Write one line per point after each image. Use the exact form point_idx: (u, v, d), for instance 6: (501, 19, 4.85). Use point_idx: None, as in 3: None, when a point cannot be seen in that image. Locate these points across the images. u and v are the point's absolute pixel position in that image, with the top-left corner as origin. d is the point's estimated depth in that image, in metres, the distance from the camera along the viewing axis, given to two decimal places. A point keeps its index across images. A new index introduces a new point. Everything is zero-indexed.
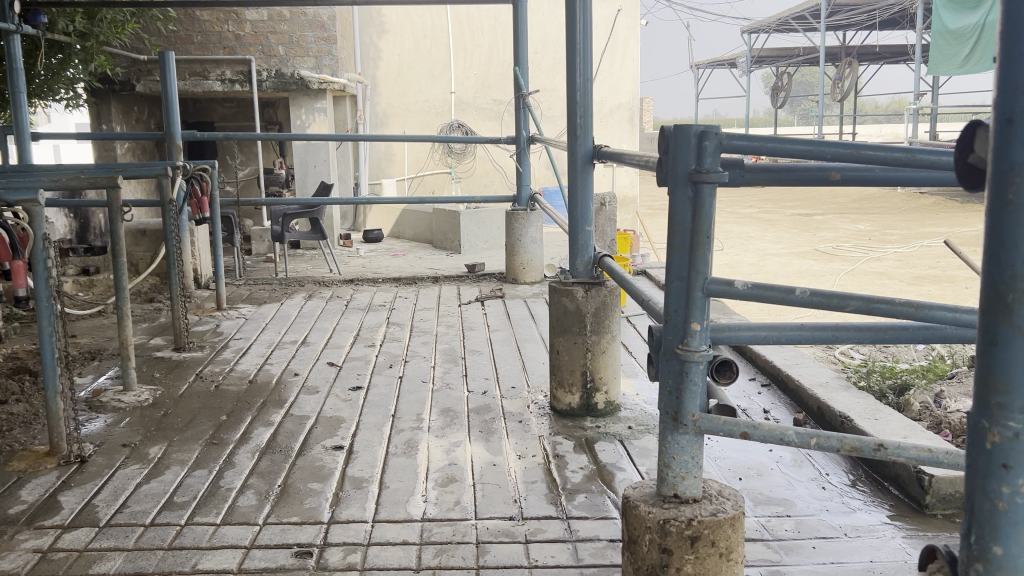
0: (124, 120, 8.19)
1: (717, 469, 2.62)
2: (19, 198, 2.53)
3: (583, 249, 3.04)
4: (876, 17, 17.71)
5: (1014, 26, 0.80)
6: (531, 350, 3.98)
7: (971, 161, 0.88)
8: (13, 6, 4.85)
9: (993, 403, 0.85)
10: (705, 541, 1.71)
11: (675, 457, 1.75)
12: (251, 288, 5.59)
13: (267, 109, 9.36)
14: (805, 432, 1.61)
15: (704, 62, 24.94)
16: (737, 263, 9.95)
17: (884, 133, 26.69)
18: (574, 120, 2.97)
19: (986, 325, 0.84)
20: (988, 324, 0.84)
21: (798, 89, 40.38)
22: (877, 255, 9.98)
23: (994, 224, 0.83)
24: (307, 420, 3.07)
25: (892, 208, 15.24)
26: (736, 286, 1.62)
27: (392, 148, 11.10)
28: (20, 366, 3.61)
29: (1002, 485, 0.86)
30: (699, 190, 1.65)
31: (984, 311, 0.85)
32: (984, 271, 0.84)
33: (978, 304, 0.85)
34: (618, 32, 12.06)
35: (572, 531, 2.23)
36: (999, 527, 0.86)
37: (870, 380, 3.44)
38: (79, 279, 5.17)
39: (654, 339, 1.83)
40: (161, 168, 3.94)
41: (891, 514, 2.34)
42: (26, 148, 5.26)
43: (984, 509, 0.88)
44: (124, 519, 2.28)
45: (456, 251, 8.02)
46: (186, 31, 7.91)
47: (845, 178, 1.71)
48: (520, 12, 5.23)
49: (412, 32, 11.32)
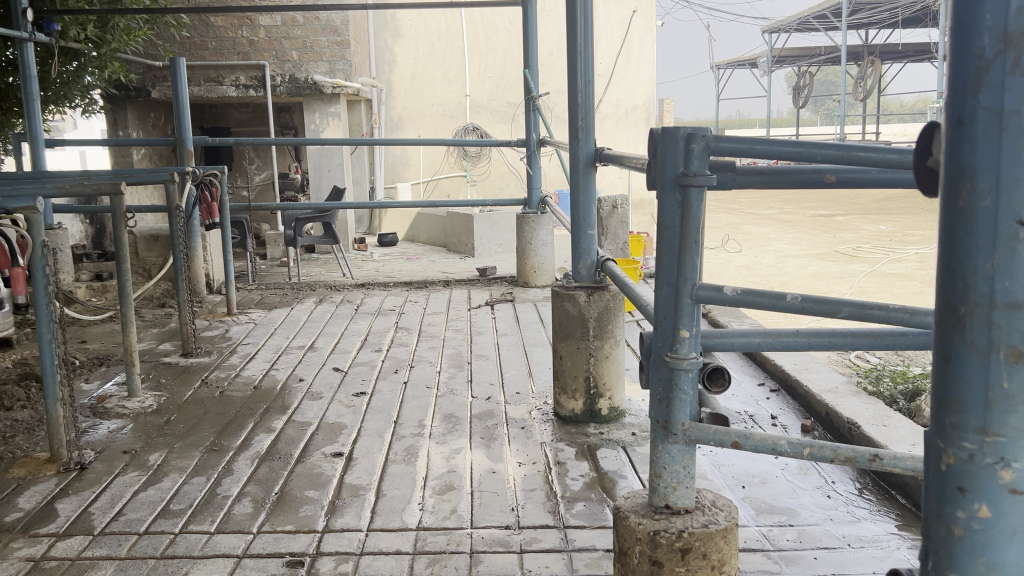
0: (141, 126, 8.26)
1: (720, 477, 2.57)
2: (18, 205, 2.53)
3: (586, 253, 3.01)
4: (898, 15, 17.51)
5: (965, 25, 0.75)
6: (538, 354, 3.94)
7: (928, 167, 0.83)
8: (26, 15, 4.90)
9: (948, 422, 0.81)
10: (696, 553, 1.67)
11: (666, 467, 1.71)
12: (263, 292, 5.61)
13: (283, 114, 9.42)
14: (798, 441, 1.56)
15: (724, 62, 24.81)
16: (755, 265, 9.87)
17: (909, 132, 26.36)
18: (576, 122, 2.93)
19: (941, 340, 0.80)
20: (942, 339, 0.80)
21: (820, 89, 40.05)
22: (898, 256, 9.84)
23: (946, 234, 0.78)
24: (308, 426, 3.06)
25: (915, 208, 15.06)
26: (725, 292, 1.58)
27: (407, 152, 11.18)
28: (28, 372, 3.62)
29: (957, 510, 0.82)
30: (687, 194, 1.61)
31: (938, 326, 0.81)
32: (938, 284, 0.80)
33: (933, 319, 0.81)
34: (633, 33, 12.01)
35: (568, 540, 2.19)
36: (955, 554, 0.82)
37: (882, 385, 3.37)
38: (92, 285, 5.21)
39: (645, 346, 1.79)
40: (166, 175, 3.94)
41: (897, 524, 2.28)
42: (40, 154, 5.29)
43: (941, 534, 0.83)
44: (119, 527, 2.28)
45: (469, 255, 8.01)
46: (201, 37, 7.98)
47: (841, 180, 1.65)
48: (529, 13, 5.18)
49: (427, 35, 11.34)
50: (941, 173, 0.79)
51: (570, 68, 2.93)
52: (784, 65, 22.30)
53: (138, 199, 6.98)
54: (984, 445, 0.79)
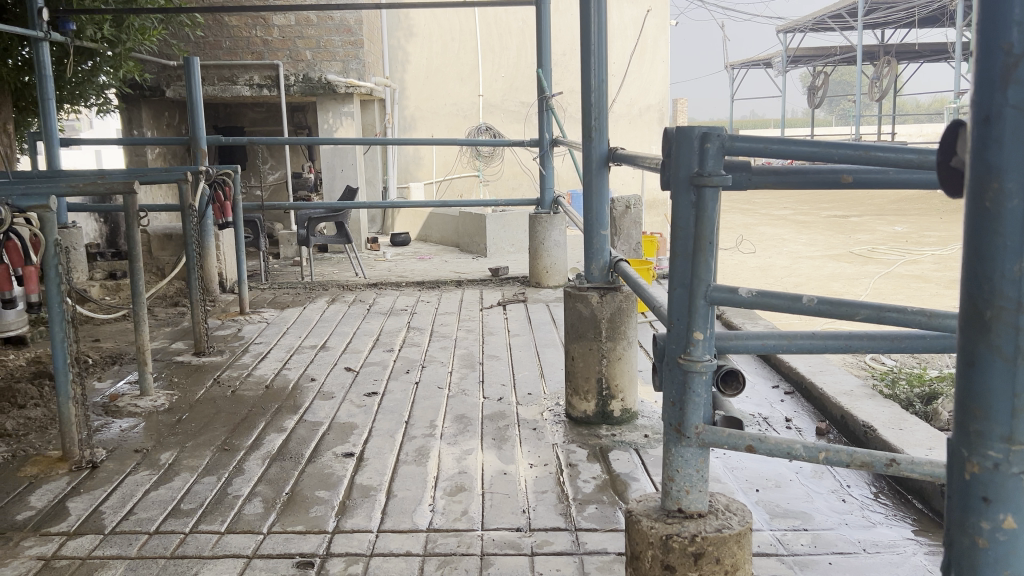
0: (155, 126, 8.29)
1: (733, 480, 2.55)
2: (31, 204, 2.54)
3: (598, 253, 2.98)
4: (914, 15, 17.37)
5: (992, 20, 0.73)
6: (551, 355, 3.92)
7: (953, 167, 0.81)
8: (42, 14, 4.93)
9: (971, 430, 0.78)
10: (709, 558, 1.64)
11: (678, 470, 1.69)
12: (275, 292, 5.61)
13: (296, 114, 9.44)
14: (814, 445, 1.53)
15: (738, 62, 24.71)
16: (769, 266, 9.82)
17: (925, 133, 26.16)
18: (589, 122, 2.91)
19: (965, 345, 0.78)
20: (967, 344, 0.78)
21: (835, 89, 39.83)
22: (914, 258, 9.76)
23: (972, 239, 0.76)
24: (319, 426, 3.05)
25: (931, 209, 14.95)
26: (739, 293, 1.56)
27: (420, 152, 11.20)
28: (42, 370, 3.64)
29: (982, 520, 0.79)
30: (701, 194, 1.59)
31: (963, 329, 0.78)
32: (962, 287, 0.78)
33: (956, 323, 0.79)
34: (647, 33, 11.97)
35: (579, 543, 2.17)
36: (979, 566, 0.80)
37: (898, 388, 3.33)
38: (106, 284, 5.23)
39: (658, 348, 1.76)
40: (180, 174, 3.95)
41: (913, 529, 2.25)
42: (55, 154, 5.31)
43: (963, 544, 0.81)
44: (129, 526, 2.27)
45: (482, 255, 8.00)
46: (215, 36, 8.07)
47: (858, 180, 1.63)
48: (542, 12, 5.16)
49: (440, 35, 11.34)
50: (965, 176, 0.77)
51: (582, 67, 2.91)
52: (798, 66, 22.18)
53: (152, 198, 7.01)
54: (1010, 453, 0.77)
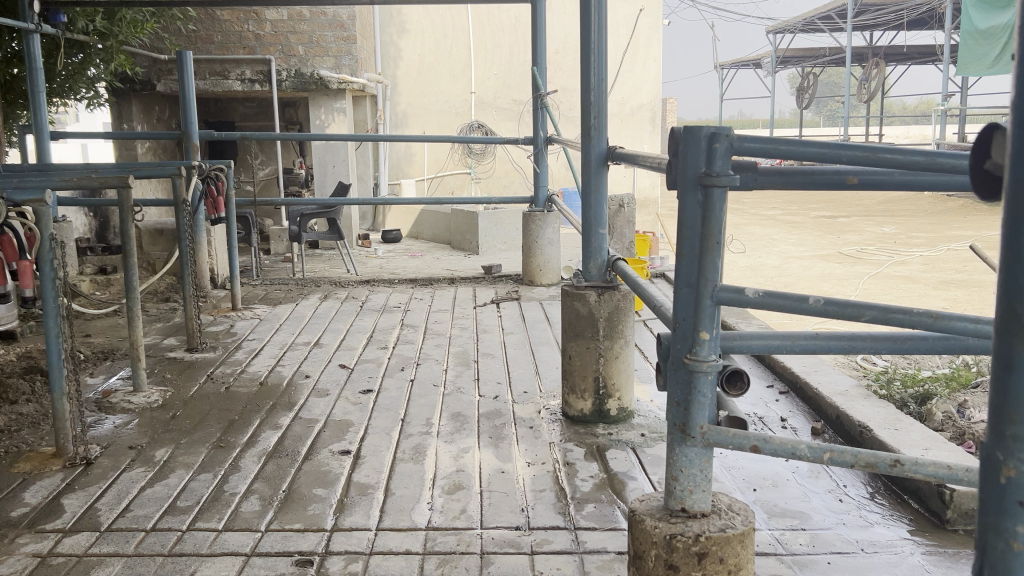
0: (145, 120, 8.23)
1: (731, 479, 2.55)
2: (26, 198, 2.51)
3: (596, 252, 2.98)
4: (903, 17, 17.46)
5: None
6: (546, 354, 3.92)
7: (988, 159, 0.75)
8: (33, 7, 4.87)
9: (1008, 435, 0.72)
10: (713, 558, 1.65)
11: (683, 470, 1.69)
12: (267, 288, 5.58)
13: (288, 109, 9.40)
14: (818, 446, 1.54)
15: (728, 62, 24.78)
16: (759, 266, 9.85)
17: (912, 134, 26.35)
18: (588, 121, 2.90)
19: (1002, 344, 0.71)
20: (1003, 342, 0.71)
21: (824, 90, 40.01)
22: (902, 258, 9.82)
23: (1010, 234, 0.70)
24: (315, 423, 3.04)
25: (918, 210, 15.04)
26: (746, 293, 1.56)
27: (412, 148, 11.17)
28: (34, 366, 3.61)
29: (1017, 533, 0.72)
30: (709, 194, 1.59)
31: (998, 327, 0.72)
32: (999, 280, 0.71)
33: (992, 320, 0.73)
34: (640, 33, 11.99)
35: (579, 542, 2.17)
36: None
37: (892, 388, 3.35)
38: (96, 279, 5.20)
39: (663, 347, 1.76)
40: (174, 168, 3.91)
41: (910, 529, 2.26)
42: (45, 148, 5.26)
43: (997, 559, 0.74)
44: (125, 524, 2.26)
45: (474, 252, 8.00)
46: (207, 31, 7.94)
47: (863, 182, 1.64)
48: (538, 10, 5.15)
49: (433, 32, 11.31)
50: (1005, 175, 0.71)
51: (583, 63, 2.91)
52: (788, 66, 22.25)
53: (142, 193, 6.96)
54: None
